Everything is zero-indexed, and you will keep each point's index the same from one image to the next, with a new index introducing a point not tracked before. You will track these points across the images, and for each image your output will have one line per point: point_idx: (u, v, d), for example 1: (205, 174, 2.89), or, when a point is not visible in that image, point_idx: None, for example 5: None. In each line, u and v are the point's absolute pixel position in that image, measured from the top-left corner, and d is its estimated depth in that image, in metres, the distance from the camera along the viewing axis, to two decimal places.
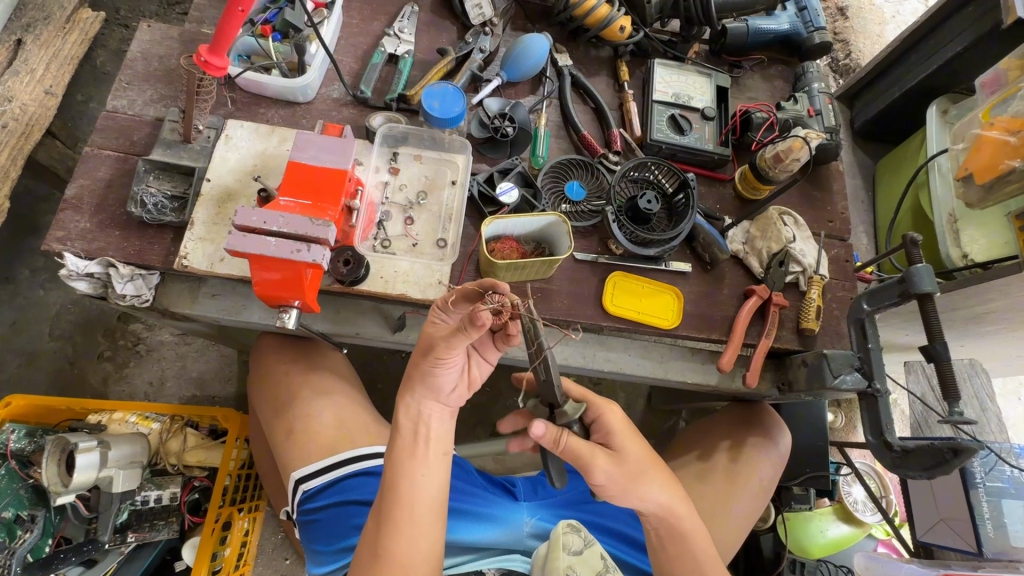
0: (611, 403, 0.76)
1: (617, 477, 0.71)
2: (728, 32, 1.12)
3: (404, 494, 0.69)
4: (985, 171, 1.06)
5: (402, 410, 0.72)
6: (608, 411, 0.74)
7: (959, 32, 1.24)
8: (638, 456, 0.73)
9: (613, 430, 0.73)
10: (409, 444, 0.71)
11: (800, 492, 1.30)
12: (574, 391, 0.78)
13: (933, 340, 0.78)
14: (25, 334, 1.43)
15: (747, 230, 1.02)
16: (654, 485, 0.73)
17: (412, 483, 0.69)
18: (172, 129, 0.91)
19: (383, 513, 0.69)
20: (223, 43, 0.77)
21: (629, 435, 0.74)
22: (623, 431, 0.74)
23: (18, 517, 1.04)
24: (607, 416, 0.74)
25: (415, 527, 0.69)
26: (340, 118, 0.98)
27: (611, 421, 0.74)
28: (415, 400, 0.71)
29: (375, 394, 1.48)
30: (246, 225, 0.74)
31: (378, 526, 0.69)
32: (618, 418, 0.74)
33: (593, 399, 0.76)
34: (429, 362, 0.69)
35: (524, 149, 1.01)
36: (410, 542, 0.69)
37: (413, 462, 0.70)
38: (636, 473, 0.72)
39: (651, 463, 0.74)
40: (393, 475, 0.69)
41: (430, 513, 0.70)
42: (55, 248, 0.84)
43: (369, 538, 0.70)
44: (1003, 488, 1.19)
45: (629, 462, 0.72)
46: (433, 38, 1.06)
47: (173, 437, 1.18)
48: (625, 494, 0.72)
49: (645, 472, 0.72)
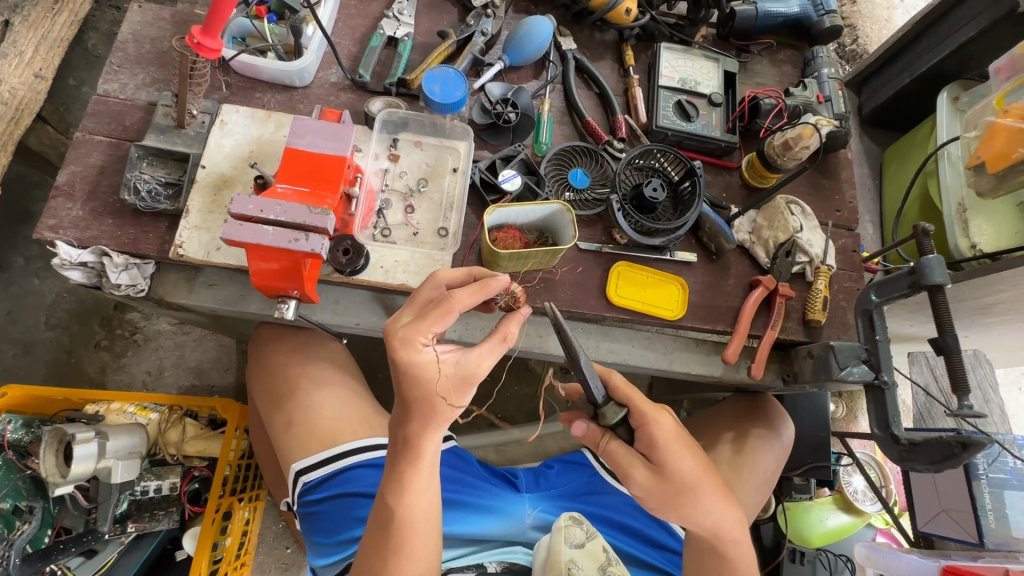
0: (660, 414, 0.73)
1: (660, 493, 0.72)
2: (736, 16, 1.08)
3: (413, 519, 0.68)
4: (998, 160, 1.02)
5: (415, 449, 0.67)
6: (664, 427, 0.72)
7: (972, 17, 1.22)
8: (683, 475, 0.71)
9: (660, 445, 0.71)
10: (421, 475, 0.68)
11: (800, 482, 1.32)
12: (618, 394, 0.74)
13: (943, 332, 0.77)
14: (21, 322, 1.41)
15: (754, 220, 1.01)
16: (701, 504, 0.72)
17: (424, 506, 0.68)
18: (165, 114, 0.88)
19: (390, 537, 0.68)
20: (216, 24, 0.73)
21: (677, 447, 0.72)
22: (675, 443, 0.72)
23: (16, 508, 1.03)
24: (654, 428, 0.72)
25: (424, 546, 0.69)
26: (338, 103, 0.95)
27: (666, 443, 0.71)
28: (430, 437, 0.67)
29: (375, 383, 1.47)
30: (242, 214, 0.71)
31: (385, 550, 0.68)
32: (666, 432, 0.71)
33: (642, 409, 0.72)
34: (467, 398, 0.66)
35: (526, 136, 0.98)
36: (420, 559, 0.69)
37: (427, 491, 0.69)
38: (679, 491, 0.71)
39: (703, 478, 0.72)
40: (399, 506, 0.67)
41: (434, 526, 0.70)
42: (47, 237, 0.82)
43: (374, 560, 0.69)
44: (1005, 479, 1.20)
45: (677, 480, 0.71)
46: (434, 19, 1.03)
47: (172, 427, 1.16)
48: (667, 507, 0.73)
49: (688, 490, 0.72)
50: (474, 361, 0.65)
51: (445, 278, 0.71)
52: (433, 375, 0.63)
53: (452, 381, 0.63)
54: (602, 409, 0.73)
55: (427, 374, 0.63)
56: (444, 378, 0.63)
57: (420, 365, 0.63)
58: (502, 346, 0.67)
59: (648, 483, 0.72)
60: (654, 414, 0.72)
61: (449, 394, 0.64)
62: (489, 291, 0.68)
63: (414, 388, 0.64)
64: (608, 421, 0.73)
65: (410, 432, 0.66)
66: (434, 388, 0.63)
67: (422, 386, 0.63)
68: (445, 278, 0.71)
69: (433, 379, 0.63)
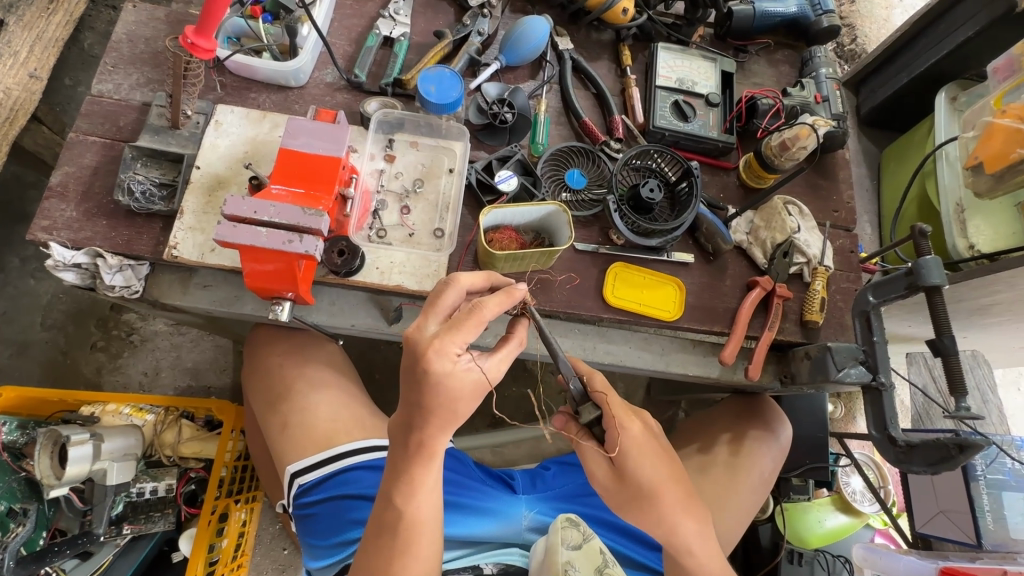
0: (630, 419, 0.72)
1: (618, 494, 0.74)
2: (734, 15, 1.08)
3: (420, 519, 0.67)
4: (996, 160, 1.02)
5: (424, 452, 0.65)
6: (630, 434, 0.72)
7: (970, 16, 1.21)
8: (643, 482, 0.71)
9: (625, 450, 0.72)
10: (429, 476, 0.67)
11: (800, 483, 1.32)
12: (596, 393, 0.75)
13: (941, 334, 0.76)
14: (17, 323, 1.41)
15: (751, 220, 1.00)
16: (657, 511, 0.72)
17: (428, 506, 0.68)
18: (159, 115, 0.88)
19: (397, 538, 0.67)
20: (210, 24, 0.73)
21: (642, 454, 0.72)
22: (639, 450, 0.72)
23: (10, 510, 1.02)
24: (619, 434, 0.71)
25: (429, 546, 0.69)
26: (334, 103, 0.95)
27: (630, 450, 0.72)
28: (439, 440, 0.65)
29: (372, 384, 1.47)
30: (235, 215, 0.71)
31: (392, 553, 0.67)
32: (630, 438, 0.71)
33: (610, 413, 0.72)
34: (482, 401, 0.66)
35: (523, 136, 0.98)
36: (425, 560, 0.69)
37: (433, 491, 0.68)
38: (637, 496, 0.72)
39: (664, 488, 0.72)
40: (407, 507, 0.67)
41: (437, 529, 0.70)
42: (40, 238, 0.82)
43: (378, 563, 0.68)
44: (1004, 480, 1.20)
45: (635, 486, 0.72)
46: (430, 19, 1.03)
47: (168, 428, 1.17)
48: (625, 507, 0.74)
49: (645, 497, 0.72)
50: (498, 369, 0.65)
51: (467, 281, 0.67)
52: (464, 385, 0.61)
53: (476, 388, 0.62)
54: (579, 407, 0.75)
55: (459, 384, 0.61)
56: (472, 386, 0.62)
57: (455, 376, 0.60)
58: (518, 350, 0.68)
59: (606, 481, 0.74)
60: (623, 418, 0.72)
61: (469, 401, 0.63)
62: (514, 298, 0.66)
63: (434, 394, 0.61)
64: (582, 418, 0.75)
65: (425, 435, 0.64)
66: (461, 396, 0.62)
67: (451, 395, 0.61)
68: (466, 282, 0.67)
69: (462, 387, 0.61)
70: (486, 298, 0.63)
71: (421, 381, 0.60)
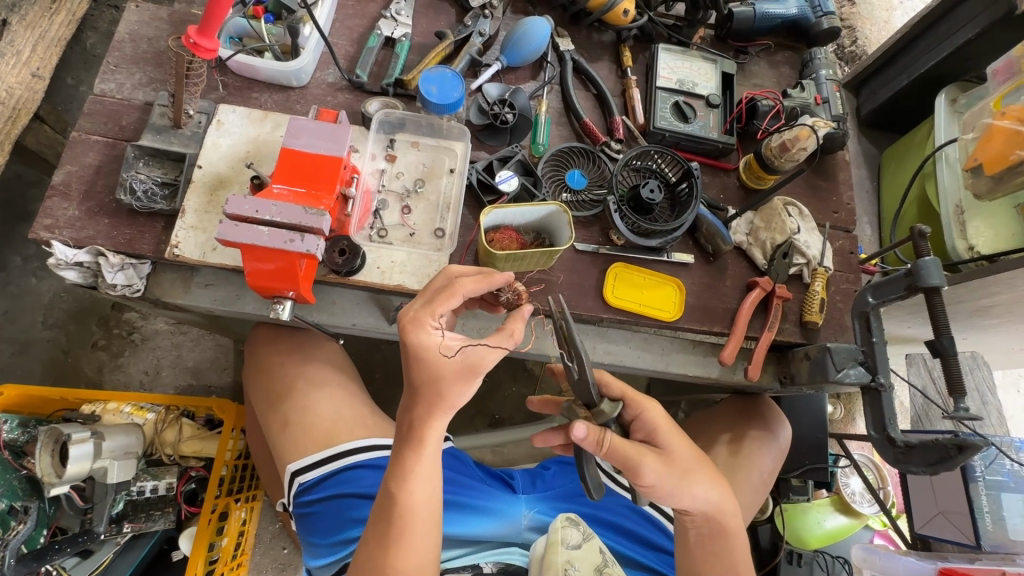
0: (650, 400, 0.75)
1: (670, 477, 0.72)
2: (734, 17, 1.08)
3: (414, 509, 0.67)
4: (995, 162, 1.02)
5: (417, 436, 0.67)
6: (658, 414, 0.74)
7: (970, 18, 1.22)
8: (684, 456, 0.73)
9: (658, 427, 0.74)
10: (424, 461, 0.68)
11: (799, 484, 1.31)
12: (614, 387, 0.75)
13: (939, 335, 0.76)
14: (18, 322, 1.41)
15: (751, 220, 1.01)
16: (701, 484, 0.74)
17: (423, 496, 0.68)
18: (161, 114, 0.88)
19: (389, 525, 0.67)
20: (213, 24, 0.73)
21: (673, 432, 0.74)
22: (667, 426, 0.74)
23: (11, 507, 1.03)
24: (650, 413, 0.74)
25: (423, 538, 0.68)
26: (335, 103, 0.95)
27: (662, 424, 0.74)
28: (432, 425, 0.67)
29: (372, 383, 1.47)
30: (237, 214, 0.71)
31: (383, 540, 0.68)
32: (660, 416, 0.74)
33: (633, 398, 0.74)
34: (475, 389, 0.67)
35: (524, 136, 0.98)
36: (418, 552, 0.68)
37: (429, 477, 0.68)
38: (685, 471, 0.73)
39: (697, 460, 0.75)
40: (399, 494, 0.67)
41: (434, 524, 0.70)
42: (42, 236, 0.82)
43: (371, 550, 0.68)
44: (1003, 481, 1.21)
45: (682, 459, 0.73)
46: (432, 20, 1.03)
47: (168, 428, 1.16)
48: (676, 493, 0.73)
49: (693, 471, 0.73)
50: (481, 352, 0.64)
51: (457, 270, 0.72)
52: (439, 358, 0.64)
53: (457, 368, 0.64)
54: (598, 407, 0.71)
55: (434, 358, 0.64)
56: (450, 363, 0.64)
57: (426, 346, 0.64)
58: (508, 341, 0.66)
59: (660, 467, 0.70)
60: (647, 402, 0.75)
61: (451, 381, 0.64)
62: (495, 282, 0.70)
63: (416, 368, 0.65)
64: (605, 415, 0.71)
65: (416, 417, 0.67)
66: (440, 372, 0.65)
67: (429, 369, 0.64)
68: (456, 271, 0.72)
69: (440, 364, 0.64)
70: (462, 279, 0.69)
71: (403, 354, 0.66)
